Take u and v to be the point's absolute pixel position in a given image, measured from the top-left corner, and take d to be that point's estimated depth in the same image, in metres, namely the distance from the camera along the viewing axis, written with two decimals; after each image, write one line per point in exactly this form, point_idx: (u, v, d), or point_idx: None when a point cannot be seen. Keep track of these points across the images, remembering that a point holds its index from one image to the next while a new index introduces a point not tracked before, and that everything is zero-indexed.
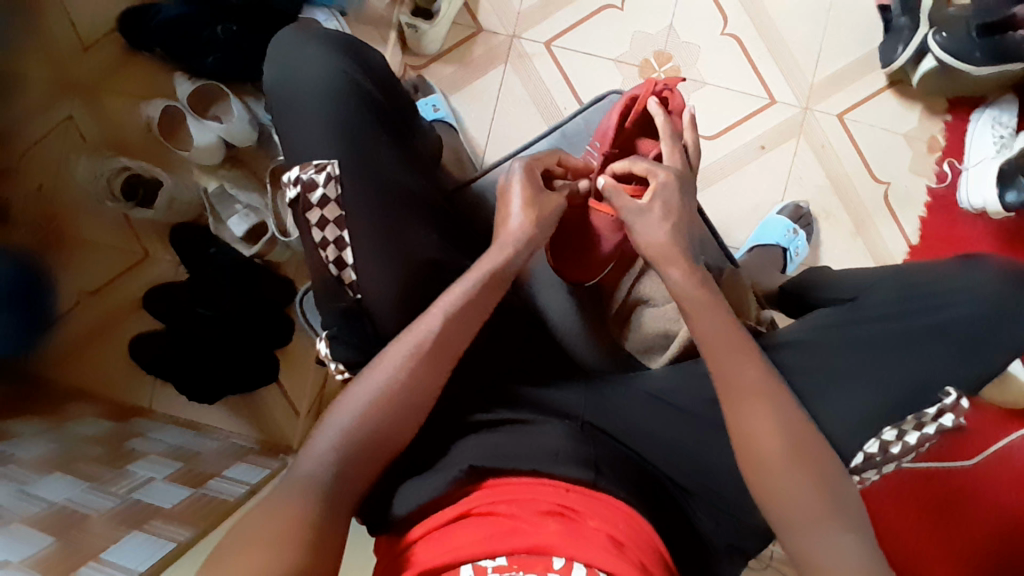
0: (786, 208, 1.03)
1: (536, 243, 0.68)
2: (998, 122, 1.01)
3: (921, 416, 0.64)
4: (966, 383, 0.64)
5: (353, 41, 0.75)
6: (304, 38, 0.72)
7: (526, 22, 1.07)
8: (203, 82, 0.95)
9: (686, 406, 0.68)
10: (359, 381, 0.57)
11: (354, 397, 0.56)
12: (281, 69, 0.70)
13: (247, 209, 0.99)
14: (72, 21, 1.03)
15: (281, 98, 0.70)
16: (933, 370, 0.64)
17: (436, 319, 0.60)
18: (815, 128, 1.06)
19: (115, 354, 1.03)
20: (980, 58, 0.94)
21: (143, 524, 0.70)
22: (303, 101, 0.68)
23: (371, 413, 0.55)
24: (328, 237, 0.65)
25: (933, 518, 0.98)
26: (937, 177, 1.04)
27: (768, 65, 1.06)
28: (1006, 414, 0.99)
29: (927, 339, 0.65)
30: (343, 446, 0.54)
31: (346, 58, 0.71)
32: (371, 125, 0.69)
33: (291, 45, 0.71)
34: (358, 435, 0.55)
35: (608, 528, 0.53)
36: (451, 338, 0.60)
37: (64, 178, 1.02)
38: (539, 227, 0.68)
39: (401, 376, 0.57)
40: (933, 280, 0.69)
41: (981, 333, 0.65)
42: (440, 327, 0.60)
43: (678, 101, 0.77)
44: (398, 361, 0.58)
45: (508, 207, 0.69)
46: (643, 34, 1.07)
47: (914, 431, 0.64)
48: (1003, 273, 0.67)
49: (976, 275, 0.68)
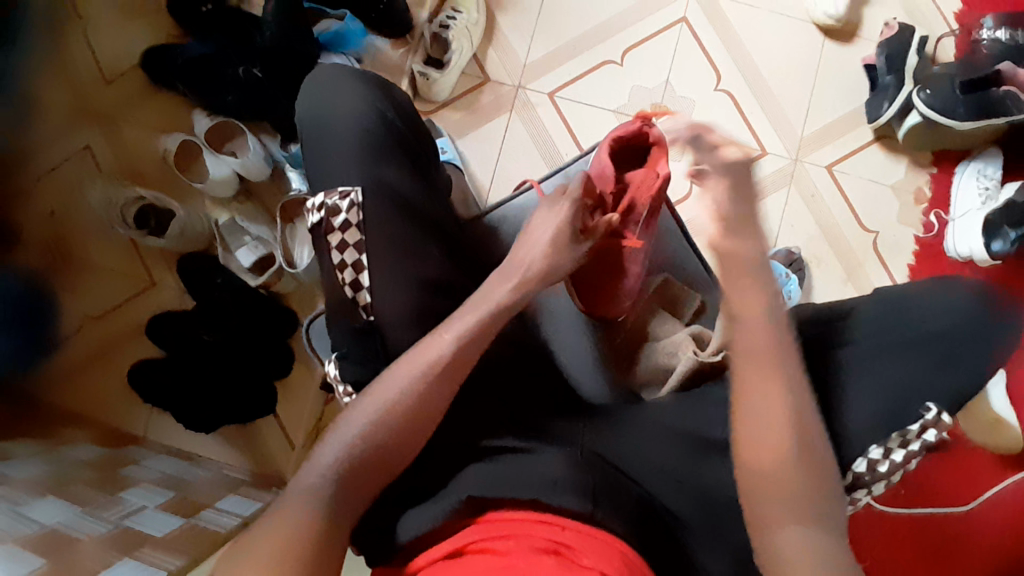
0: (779, 252, 1.06)
1: (546, 279, 0.69)
2: (982, 174, 1.06)
3: (906, 433, 0.64)
4: (950, 399, 0.66)
5: (384, 79, 0.79)
6: (336, 76, 0.77)
7: (531, 73, 1.13)
8: (222, 119, 1.01)
9: (696, 438, 0.68)
10: (356, 405, 0.58)
11: (348, 427, 0.56)
12: (315, 105, 0.75)
13: (257, 240, 1.02)
14: (98, 60, 1.10)
15: (313, 132, 0.75)
16: (917, 381, 0.66)
17: (444, 343, 0.60)
18: (804, 179, 1.11)
19: (115, 382, 1.03)
20: (963, 113, 1.01)
21: (133, 550, 0.68)
22: (335, 134, 0.73)
23: (389, 421, 0.57)
24: (346, 260, 0.69)
25: (932, 568, 0.96)
26: (923, 228, 1.08)
27: (759, 118, 1.12)
28: (1000, 460, 0.99)
29: (911, 355, 0.67)
30: (345, 463, 0.54)
31: (377, 94, 0.76)
32: (398, 160, 0.74)
33: (324, 86, 0.76)
34: (370, 447, 0.55)
35: (602, 566, 0.50)
36: (470, 359, 0.61)
37: (76, 205, 1.06)
38: (552, 264, 0.69)
39: (385, 418, 0.57)
40: (918, 295, 0.70)
41: (961, 348, 0.66)
42: (454, 352, 0.60)
43: (657, 134, 0.79)
44: (405, 382, 0.58)
45: (535, 239, 0.71)
46: (641, 88, 1.13)
47: (901, 449, 0.64)
48: (980, 291, 0.69)
49: (959, 291, 0.69)
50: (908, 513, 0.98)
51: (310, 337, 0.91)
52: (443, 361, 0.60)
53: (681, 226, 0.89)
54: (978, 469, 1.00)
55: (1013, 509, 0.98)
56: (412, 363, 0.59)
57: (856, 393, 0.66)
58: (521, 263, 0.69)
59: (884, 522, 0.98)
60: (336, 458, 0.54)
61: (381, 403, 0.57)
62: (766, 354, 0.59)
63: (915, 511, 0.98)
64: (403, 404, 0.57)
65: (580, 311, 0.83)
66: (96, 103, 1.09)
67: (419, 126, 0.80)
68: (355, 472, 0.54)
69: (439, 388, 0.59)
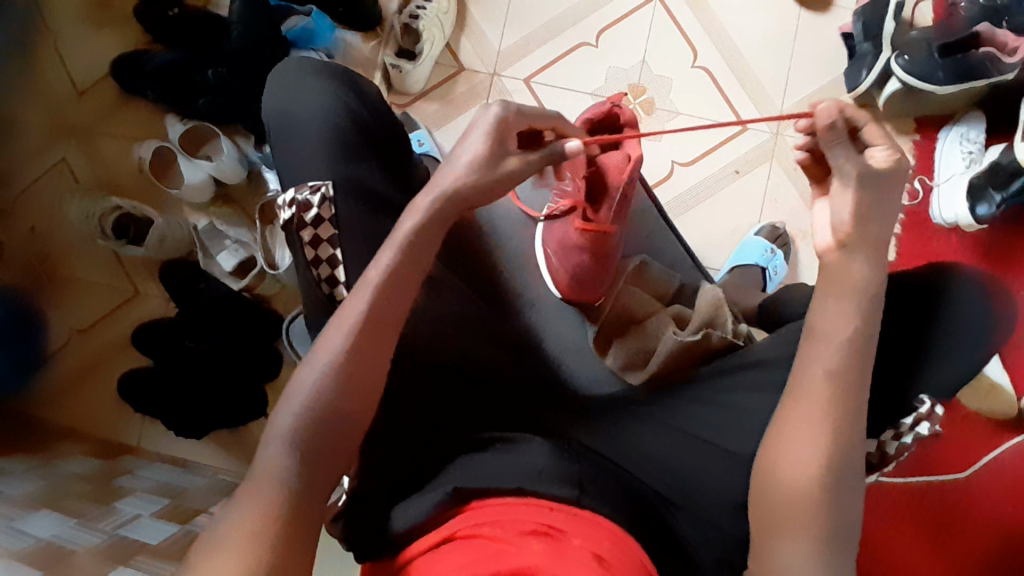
0: (763, 229, 1.05)
1: (467, 206, 0.62)
2: (965, 138, 1.04)
3: (900, 428, 0.67)
4: (944, 392, 0.64)
5: (352, 72, 0.78)
6: (303, 71, 0.75)
7: (506, 60, 1.12)
8: (195, 123, 1.01)
9: (686, 428, 0.68)
10: (288, 392, 0.53)
11: (282, 421, 0.52)
12: (282, 100, 0.74)
13: (237, 244, 1.03)
14: (68, 72, 1.09)
15: (281, 128, 0.74)
16: (909, 377, 0.63)
17: (366, 296, 0.56)
18: (787, 151, 1.09)
19: (106, 394, 1.03)
20: (943, 77, 0.99)
21: (128, 560, 0.67)
22: (303, 129, 0.72)
23: (328, 389, 0.53)
24: (321, 255, 0.67)
25: (930, 537, 0.96)
26: (909, 196, 1.07)
27: (737, 92, 1.11)
28: (997, 425, 0.99)
29: (900, 348, 0.64)
30: (298, 435, 0.51)
31: (343, 86, 0.75)
32: (367, 153, 0.73)
33: (291, 84, 0.75)
34: (317, 421, 0.52)
35: (592, 546, 0.51)
36: (395, 312, 0.57)
37: (56, 219, 1.06)
38: (478, 188, 0.62)
39: (318, 399, 0.52)
40: (910, 281, 0.66)
41: (955, 342, 0.63)
42: (370, 304, 0.55)
43: (628, 114, 0.75)
44: (334, 350, 0.54)
45: (458, 155, 0.63)
46: (618, 69, 1.11)
47: (896, 440, 0.68)
48: (972, 276, 0.65)
49: (948, 283, 0.65)
50: (905, 483, 0.98)
51: (292, 340, 0.92)
52: (360, 323, 0.55)
53: (660, 211, 0.92)
54: (973, 437, 0.99)
55: (1010, 475, 0.97)
56: (332, 335, 0.54)
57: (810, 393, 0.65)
58: (441, 181, 0.62)
59: (879, 491, 0.98)
60: (286, 437, 0.51)
61: (315, 379, 0.53)
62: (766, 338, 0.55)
63: (912, 480, 0.98)
64: (338, 375, 0.53)
65: (559, 297, 0.87)
66: (71, 116, 1.08)
67: (390, 118, 0.78)
68: (314, 447, 0.51)
69: (365, 354, 0.54)
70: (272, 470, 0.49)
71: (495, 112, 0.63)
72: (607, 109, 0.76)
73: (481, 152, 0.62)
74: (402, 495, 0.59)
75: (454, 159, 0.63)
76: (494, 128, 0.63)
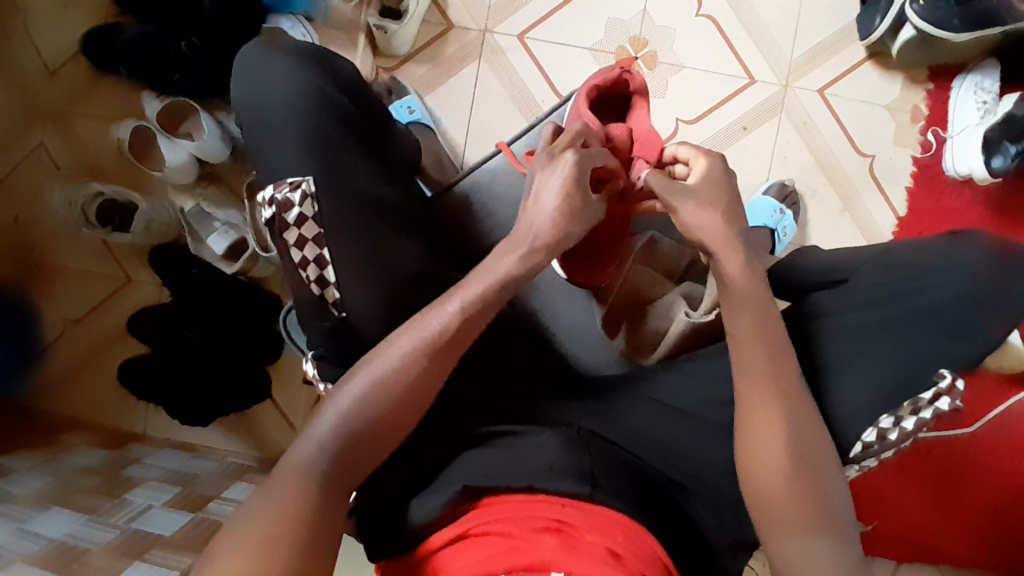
0: (772, 186, 1.01)
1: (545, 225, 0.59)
2: (980, 87, 0.99)
3: (917, 400, 0.60)
4: (961, 364, 0.61)
5: (323, 51, 0.73)
6: (271, 52, 0.69)
7: (497, 16, 1.05)
8: (174, 100, 0.94)
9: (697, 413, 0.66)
10: (342, 386, 0.53)
11: (327, 418, 0.51)
12: (248, 87, 0.68)
13: (226, 225, 0.98)
14: (38, 48, 1.02)
15: (252, 117, 0.68)
16: (924, 350, 0.60)
17: (452, 308, 0.55)
18: (795, 105, 1.04)
19: (105, 382, 1.01)
20: (958, 25, 0.93)
21: (145, 554, 0.66)
22: (279, 118, 0.67)
23: (382, 387, 0.52)
24: (307, 256, 0.64)
25: (934, 490, 0.98)
26: (921, 147, 1.03)
27: (745, 43, 1.05)
28: (1004, 380, 0.98)
29: (919, 322, 0.61)
30: (338, 437, 0.50)
31: (316, 69, 0.69)
32: (348, 142, 0.68)
33: (255, 69, 0.69)
34: (357, 424, 0.51)
35: (606, 542, 0.50)
36: (466, 335, 0.55)
37: (39, 207, 1.02)
38: (561, 208, 0.59)
39: (370, 403, 0.52)
40: (927, 254, 0.64)
41: (970, 315, 0.61)
42: (456, 320, 0.54)
43: (639, 80, 0.72)
44: (403, 351, 0.53)
45: (540, 191, 0.60)
46: (618, 21, 1.05)
47: (911, 416, 0.60)
48: (994, 248, 0.62)
49: (965, 255, 0.62)
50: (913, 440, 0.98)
51: (288, 330, 0.90)
52: (437, 336, 0.54)
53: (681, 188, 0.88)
54: (982, 393, 0.99)
55: (1015, 426, 0.98)
56: (403, 336, 0.54)
57: (828, 359, 0.62)
58: (525, 236, 0.59)
59: None
60: (330, 430, 0.51)
61: (376, 373, 0.53)
62: (741, 336, 0.57)
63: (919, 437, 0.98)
64: (398, 382, 0.53)
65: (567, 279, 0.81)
66: (43, 98, 1.03)
67: (373, 111, 0.74)
68: (348, 448, 0.51)
69: (434, 368, 0.54)
70: (294, 472, 0.49)
71: (571, 158, 0.60)
72: (614, 73, 0.72)
73: (564, 185, 0.59)
74: (411, 494, 0.58)
75: (537, 210, 0.60)
76: (575, 177, 0.59)
